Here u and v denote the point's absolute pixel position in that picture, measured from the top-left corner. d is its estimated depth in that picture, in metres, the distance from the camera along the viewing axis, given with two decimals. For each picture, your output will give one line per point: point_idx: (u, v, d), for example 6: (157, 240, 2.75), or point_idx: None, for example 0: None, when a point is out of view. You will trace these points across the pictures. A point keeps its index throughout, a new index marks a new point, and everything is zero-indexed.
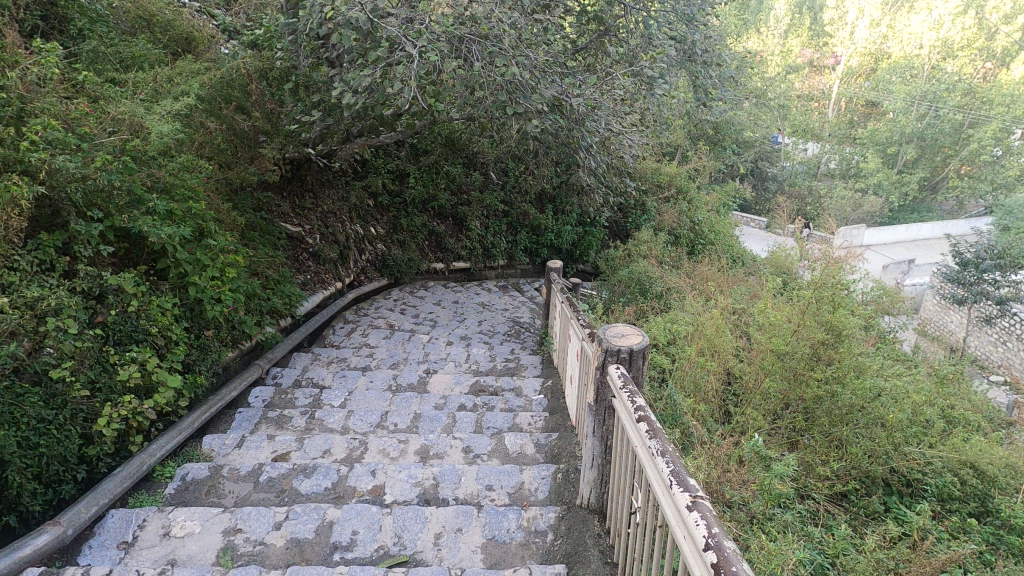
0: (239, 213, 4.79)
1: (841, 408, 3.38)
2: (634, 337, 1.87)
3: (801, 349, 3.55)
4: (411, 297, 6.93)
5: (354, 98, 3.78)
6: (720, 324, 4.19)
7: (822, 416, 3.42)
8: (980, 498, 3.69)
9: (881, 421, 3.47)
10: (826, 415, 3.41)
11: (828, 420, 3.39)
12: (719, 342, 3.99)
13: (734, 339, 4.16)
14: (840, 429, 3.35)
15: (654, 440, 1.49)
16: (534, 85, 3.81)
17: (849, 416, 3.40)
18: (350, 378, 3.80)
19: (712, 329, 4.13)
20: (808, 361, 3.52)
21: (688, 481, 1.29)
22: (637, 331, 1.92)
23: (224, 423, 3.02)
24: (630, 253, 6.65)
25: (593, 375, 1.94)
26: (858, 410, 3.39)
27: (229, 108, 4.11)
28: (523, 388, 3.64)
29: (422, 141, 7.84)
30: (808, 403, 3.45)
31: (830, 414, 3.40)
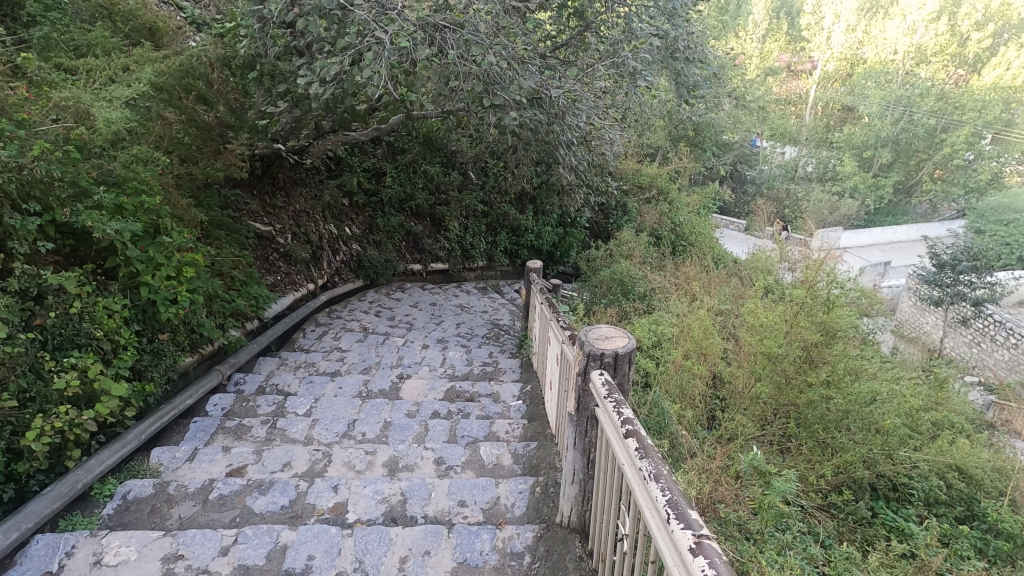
0: (202, 210, 4.55)
1: (834, 414, 3.23)
2: (619, 340, 1.69)
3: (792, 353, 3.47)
4: (387, 299, 6.72)
5: (322, 88, 3.57)
6: (709, 329, 4.12)
7: (814, 424, 3.27)
8: (967, 502, 3.60)
9: (873, 427, 3.32)
10: (819, 423, 3.26)
11: (821, 427, 3.24)
12: (707, 345, 3.89)
13: (722, 343, 4.03)
14: (833, 437, 3.19)
15: (646, 461, 1.31)
16: (513, 76, 3.65)
17: (841, 423, 3.24)
18: (317, 384, 3.59)
19: (699, 333, 4.01)
20: (799, 365, 3.40)
21: (689, 516, 1.11)
22: (622, 333, 1.74)
23: (177, 434, 2.79)
24: (611, 253, 6.52)
25: (573, 381, 1.76)
26: (852, 417, 3.24)
27: (190, 98, 3.92)
28: (501, 394, 3.47)
29: (399, 139, 7.65)
30: (801, 411, 3.32)
31: (824, 422, 3.25)
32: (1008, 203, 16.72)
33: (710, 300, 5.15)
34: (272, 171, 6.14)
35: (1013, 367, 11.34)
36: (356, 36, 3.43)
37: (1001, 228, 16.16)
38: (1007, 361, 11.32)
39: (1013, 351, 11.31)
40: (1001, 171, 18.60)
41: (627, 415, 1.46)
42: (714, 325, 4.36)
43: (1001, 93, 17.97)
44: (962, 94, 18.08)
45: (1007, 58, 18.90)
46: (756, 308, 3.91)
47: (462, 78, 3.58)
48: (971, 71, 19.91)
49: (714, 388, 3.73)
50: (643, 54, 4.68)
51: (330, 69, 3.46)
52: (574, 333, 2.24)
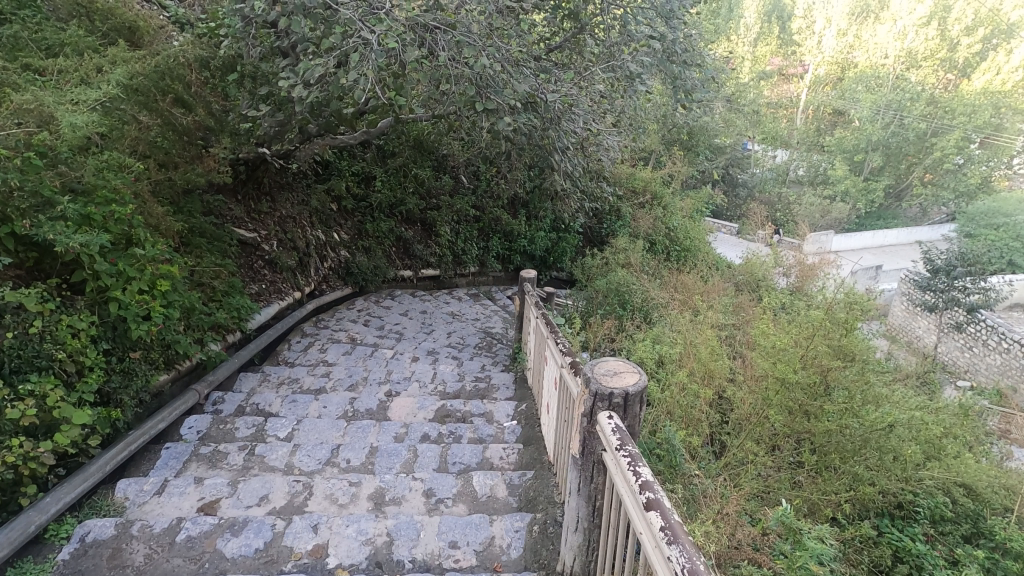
0: (181, 216, 4.36)
1: (852, 442, 3.05)
2: (629, 377, 1.52)
3: (807, 376, 3.28)
4: (376, 307, 6.54)
5: (306, 91, 3.38)
6: (713, 348, 3.94)
7: (830, 451, 3.09)
8: (974, 519, 3.39)
9: (893, 454, 3.14)
10: (836, 450, 3.08)
11: (837, 455, 3.06)
12: (711, 365, 3.72)
13: (727, 362, 3.84)
14: (851, 466, 3.02)
15: (669, 537, 1.09)
16: (506, 79, 3.48)
17: (859, 452, 3.07)
18: (300, 403, 3.39)
19: (704, 354, 3.83)
20: (812, 391, 3.25)
21: None
22: (632, 368, 1.57)
23: (147, 463, 2.60)
24: (607, 261, 6.37)
25: (577, 421, 1.59)
26: (872, 445, 3.06)
27: (167, 101, 3.65)
28: (495, 413, 3.30)
29: (389, 142, 7.48)
30: (816, 438, 3.13)
31: (841, 450, 3.07)
32: (998, 207, 16.75)
33: (711, 312, 4.98)
34: (258, 176, 5.96)
35: (1005, 372, 11.30)
36: (342, 36, 3.25)
37: (992, 232, 16.17)
38: (999, 366, 11.29)
39: (1005, 356, 11.28)
40: (991, 176, 18.63)
41: (643, 472, 1.27)
42: (719, 343, 4.17)
43: (991, 98, 17.96)
44: (952, 99, 18.08)
45: (997, 63, 18.78)
46: (765, 325, 3.71)
47: (454, 81, 3.40)
48: (961, 76, 19.89)
49: (720, 409, 3.56)
50: (641, 57, 4.49)
51: (315, 72, 3.27)
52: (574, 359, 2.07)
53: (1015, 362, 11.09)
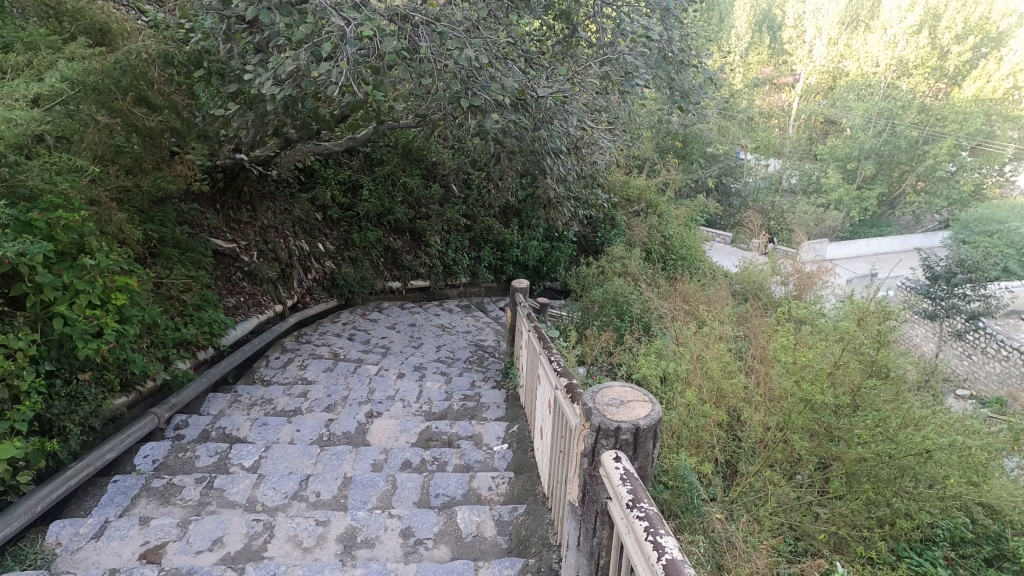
0: (149, 225, 4.09)
1: (888, 473, 2.71)
2: (639, 408, 1.28)
3: (834, 397, 2.94)
4: (362, 320, 6.25)
5: (277, 88, 3.12)
6: (725, 363, 3.65)
7: (863, 482, 2.76)
8: (992, 540, 3.14)
9: (934, 483, 2.80)
10: (870, 482, 2.74)
11: (871, 487, 2.73)
12: (724, 384, 3.42)
13: (739, 379, 3.53)
14: (887, 497, 2.71)
15: None
16: (494, 74, 3.22)
17: (896, 482, 2.73)
18: (271, 426, 3.10)
19: (716, 371, 3.53)
20: (840, 412, 2.92)
21: None
22: (642, 398, 1.33)
23: (90, 500, 2.30)
24: (603, 271, 6.13)
25: (578, 463, 1.36)
26: (910, 475, 2.72)
27: (128, 100, 3.37)
28: (484, 436, 3.03)
29: (376, 150, 7.24)
30: (847, 468, 2.79)
31: (875, 481, 2.74)
32: (991, 214, 16.69)
33: (712, 326, 4.74)
34: (237, 184, 5.68)
35: (1005, 380, 11.12)
36: (314, 29, 2.99)
37: (986, 239, 16.07)
38: (999, 374, 11.11)
39: (1004, 364, 11.04)
40: (982, 183, 18.59)
41: (665, 543, 0.99)
42: (730, 359, 3.87)
43: (982, 105, 17.88)
44: (943, 107, 17.78)
45: (987, 71, 18.56)
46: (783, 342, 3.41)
47: (436, 77, 3.15)
48: (951, 84, 19.81)
49: (731, 430, 3.29)
50: (637, 49, 4.19)
51: (285, 67, 3.02)
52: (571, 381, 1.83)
53: (1014, 370, 10.87)
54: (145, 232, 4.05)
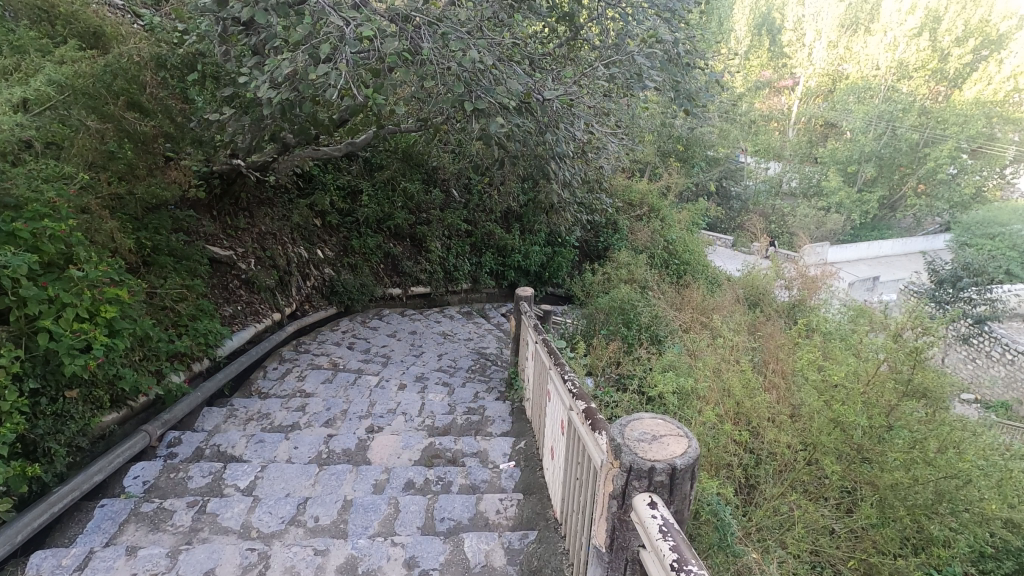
0: (142, 233, 3.96)
1: (925, 499, 2.62)
2: (675, 444, 1.30)
3: (867, 421, 2.96)
4: (362, 328, 6.13)
5: (273, 91, 3.00)
6: (745, 380, 3.54)
7: (898, 508, 2.66)
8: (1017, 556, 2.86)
9: (976, 511, 2.67)
10: (905, 507, 2.64)
11: (908, 513, 2.63)
12: (747, 404, 3.33)
13: (760, 396, 3.43)
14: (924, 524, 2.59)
15: None
16: (499, 76, 3.11)
17: (934, 508, 2.62)
18: (268, 443, 2.98)
19: (737, 389, 3.43)
20: (873, 436, 2.91)
21: None
22: (678, 432, 1.34)
23: (76, 526, 2.18)
24: (608, 277, 6.02)
25: (607, 507, 1.37)
26: (947, 501, 2.62)
27: (119, 104, 3.23)
28: (489, 453, 2.92)
29: (376, 155, 7.13)
30: (882, 494, 2.70)
31: (912, 507, 2.63)
32: (993, 217, 16.63)
33: (722, 336, 4.62)
34: (235, 190, 5.57)
35: (1010, 383, 11.05)
36: (312, 29, 2.88)
37: (988, 242, 16.00)
38: (1003, 377, 10.99)
39: (1009, 367, 10.90)
40: (983, 186, 18.54)
41: None
42: (745, 372, 3.75)
43: (983, 108, 17.79)
44: (944, 109, 17.92)
45: (988, 74, 18.58)
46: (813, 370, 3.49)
47: (439, 80, 3.04)
48: (952, 87, 19.39)
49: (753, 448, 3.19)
50: (644, 49, 4.05)
51: (283, 69, 2.90)
52: (579, 401, 1.80)
53: (1019, 373, 10.69)
54: (139, 241, 3.93)
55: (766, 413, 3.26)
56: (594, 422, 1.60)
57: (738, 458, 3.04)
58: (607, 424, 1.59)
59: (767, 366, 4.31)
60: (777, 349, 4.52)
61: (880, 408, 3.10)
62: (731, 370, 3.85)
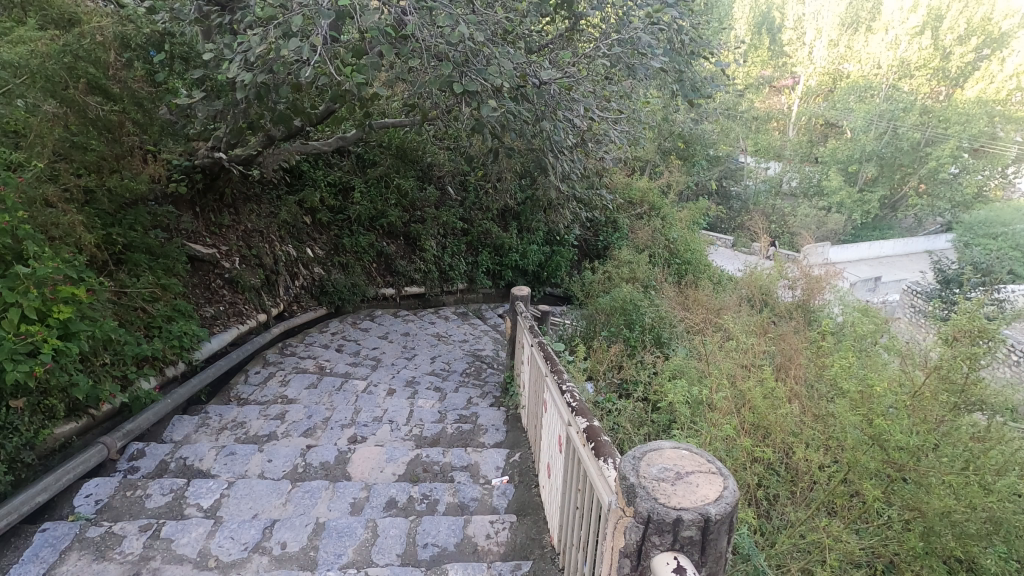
0: (113, 229, 3.72)
1: (978, 528, 2.20)
2: (708, 490, 1.11)
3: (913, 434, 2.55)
4: (353, 330, 5.88)
5: (244, 70, 2.75)
6: (767, 388, 3.17)
7: (948, 538, 2.23)
8: None
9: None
10: (956, 537, 2.22)
11: (959, 546, 2.20)
12: (771, 415, 2.97)
13: (785, 407, 3.05)
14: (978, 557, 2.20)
15: None
16: (491, 55, 2.87)
17: (987, 538, 2.29)
18: (240, 455, 2.73)
19: (758, 398, 3.07)
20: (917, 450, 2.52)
21: None
22: (711, 475, 1.15)
23: (11, 554, 1.94)
24: (609, 276, 5.78)
25: (619, 564, 1.22)
26: (1002, 530, 2.31)
27: (80, 88, 2.98)
28: (481, 467, 2.68)
29: (369, 150, 6.88)
30: (928, 521, 2.27)
31: (964, 539, 2.22)
32: (995, 216, 16.44)
33: (731, 340, 4.35)
34: (218, 186, 5.30)
35: None
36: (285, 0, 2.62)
37: (991, 241, 15.81)
38: (1007, 377, 10.74)
39: (1014, 368, 10.65)
40: (985, 185, 18.35)
41: None
42: (763, 378, 3.46)
43: (985, 106, 17.56)
44: (946, 108, 17.56)
45: (990, 72, 18.22)
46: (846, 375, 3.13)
47: (427, 60, 2.79)
48: (952, 86, 19.17)
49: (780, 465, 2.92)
50: (648, 27, 3.77)
51: (255, 46, 2.66)
52: (578, 418, 1.59)
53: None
54: (109, 237, 3.67)
55: (794, 428, 2.90)
56: (599, 449, 1.40)
57: (759, 475, 2.78)
58: (615, 453, 1.39)
59: (781, 371, 4.05)
60: (790, 354, 4.24)
61: (925, 424, 2.74)
62: (746, 376, 3.57)
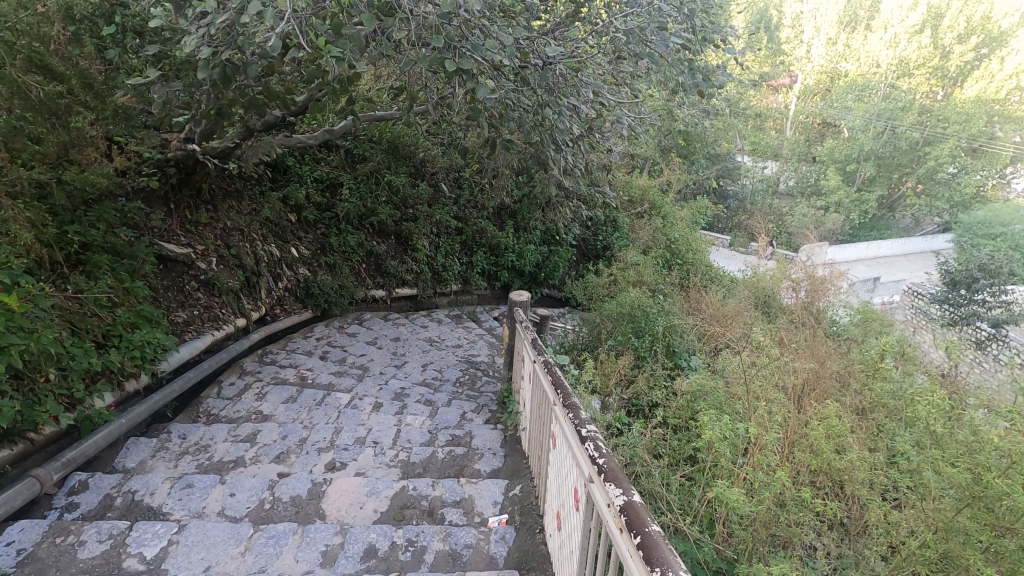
0: (68, 227, 3.34)
1: None
2: None
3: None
4: (341, 335, 5.51)
5: (203, 45, 2.38)
6: (829, 425, 2.77)
7: None
8: None
9: None
10: None
11: None
12: (837, 461, 2.59)
13: (853, 451, 2.66)
14: None
15: None
16: (488, 30, 2.51)
17: None
18: (197, 489, 2.37)
19: (820, 438, 2.68)
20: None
21: None
22: None
23: None
24: (614, 279, 5.45)
25: None
26: None
27: (20, 65, 2.59)
28: (476, 503, 2.33)
29: (358, 145, 6.50)
30: None
31: None
32: (995, 216, 16.22)
33: (755, 352, 3.98)
34: (195, 180, 4.92)
35: None
36: None
37: (991, 241, 15.58)
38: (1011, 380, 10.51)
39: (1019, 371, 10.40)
40: (983, 186, 18.13)
41: None
42: (818, 413, 3.07)
43: (984, 106, 17.34)
44: (945, 108, 17.28)
45: (990, 71, 17.87)
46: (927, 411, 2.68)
47: (413, 32, 2.43)
48: (951, 86, 18.92)
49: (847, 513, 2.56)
50: (663, 1, 3.40)
51: (214, 15, 2.30)
52: (609, 485, 1.22)
53: None
54: (63, 236, 3.30)
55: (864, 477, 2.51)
56: (646, 543, 1.02)
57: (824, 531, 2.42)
58: (673, 557, 1.01)
59: (811, 389, 3.68)
60: (825, 374, 3.87)
61: None
62: (783, 399, 3.20)
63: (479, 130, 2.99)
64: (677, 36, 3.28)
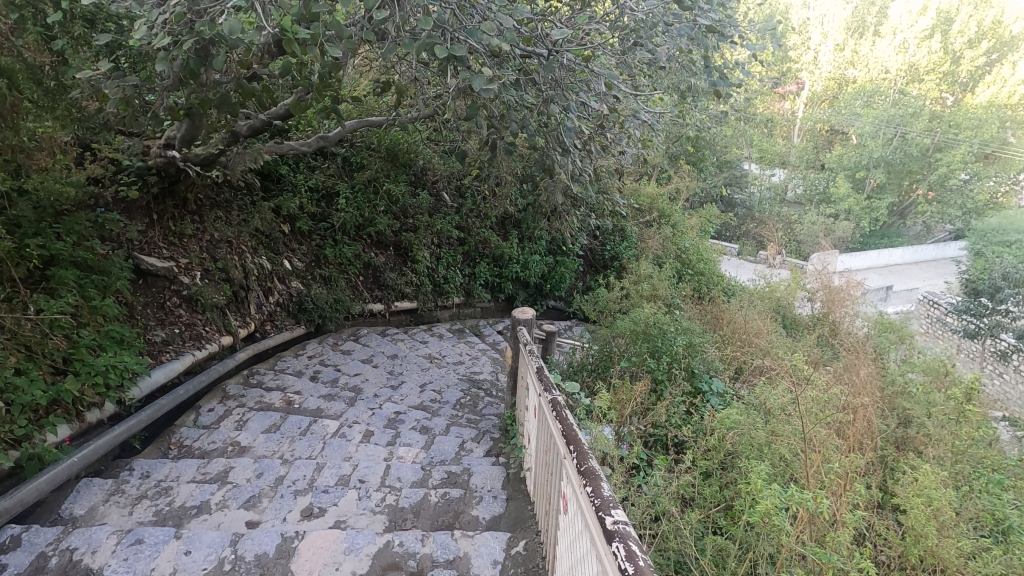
0: (26, 240, 2.99)
1: None
2: None
3: None
4: (335, 353, 5.17)
5: (157, 32, 2.06)
6: (932, 503, 2.49)
7: None
8: None
9: None
10: None
11: None
12: (940, 548, 2.32)
13: (958, 538, 2.39)
14: None
15: None
16: (486, 14, 2.21)
17: None
18: (147, 546, 2.02)
19: (923, 522, 2.40)
20: None
21: None
22: None
23: None
24: (627, 293, 5.13)
25: None
26: None
27: None
28: (472, 564, 1.99)
29: (357, 153, 6.17)
30: None
31: None
32: (1009, 223, 15.83)
33: (789, 376, 3.62)
34: (178, 190, 4.61)
35: None
36: None
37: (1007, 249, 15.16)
38: None
39: None
40: (997, 192, 17.67)
41: None
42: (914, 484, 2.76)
43: (997, 111, 16.96)
44: (956, 113, 16.91)
45: (1001, 76, 17.47)
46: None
47: (400, 17, 2.12)
48: (961, 92, 18.54)
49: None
50: None
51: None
52: None
53: None
54: (21, 251, 2.95)
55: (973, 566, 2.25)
56: None
57: None
58: None
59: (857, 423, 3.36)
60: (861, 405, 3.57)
61: None
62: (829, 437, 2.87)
63: (479, 130, 2.65)
64: (706, 16, 2.91)
